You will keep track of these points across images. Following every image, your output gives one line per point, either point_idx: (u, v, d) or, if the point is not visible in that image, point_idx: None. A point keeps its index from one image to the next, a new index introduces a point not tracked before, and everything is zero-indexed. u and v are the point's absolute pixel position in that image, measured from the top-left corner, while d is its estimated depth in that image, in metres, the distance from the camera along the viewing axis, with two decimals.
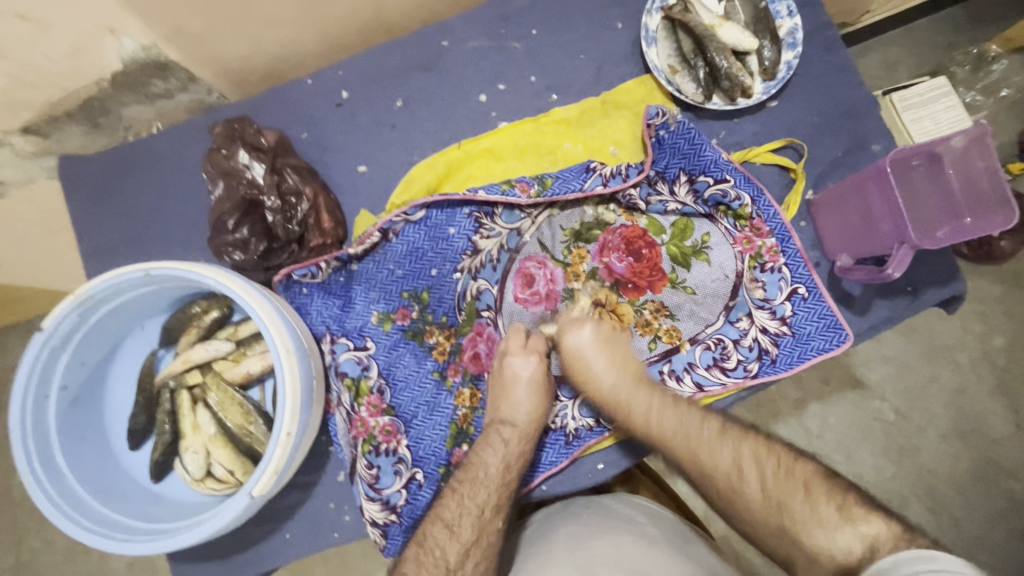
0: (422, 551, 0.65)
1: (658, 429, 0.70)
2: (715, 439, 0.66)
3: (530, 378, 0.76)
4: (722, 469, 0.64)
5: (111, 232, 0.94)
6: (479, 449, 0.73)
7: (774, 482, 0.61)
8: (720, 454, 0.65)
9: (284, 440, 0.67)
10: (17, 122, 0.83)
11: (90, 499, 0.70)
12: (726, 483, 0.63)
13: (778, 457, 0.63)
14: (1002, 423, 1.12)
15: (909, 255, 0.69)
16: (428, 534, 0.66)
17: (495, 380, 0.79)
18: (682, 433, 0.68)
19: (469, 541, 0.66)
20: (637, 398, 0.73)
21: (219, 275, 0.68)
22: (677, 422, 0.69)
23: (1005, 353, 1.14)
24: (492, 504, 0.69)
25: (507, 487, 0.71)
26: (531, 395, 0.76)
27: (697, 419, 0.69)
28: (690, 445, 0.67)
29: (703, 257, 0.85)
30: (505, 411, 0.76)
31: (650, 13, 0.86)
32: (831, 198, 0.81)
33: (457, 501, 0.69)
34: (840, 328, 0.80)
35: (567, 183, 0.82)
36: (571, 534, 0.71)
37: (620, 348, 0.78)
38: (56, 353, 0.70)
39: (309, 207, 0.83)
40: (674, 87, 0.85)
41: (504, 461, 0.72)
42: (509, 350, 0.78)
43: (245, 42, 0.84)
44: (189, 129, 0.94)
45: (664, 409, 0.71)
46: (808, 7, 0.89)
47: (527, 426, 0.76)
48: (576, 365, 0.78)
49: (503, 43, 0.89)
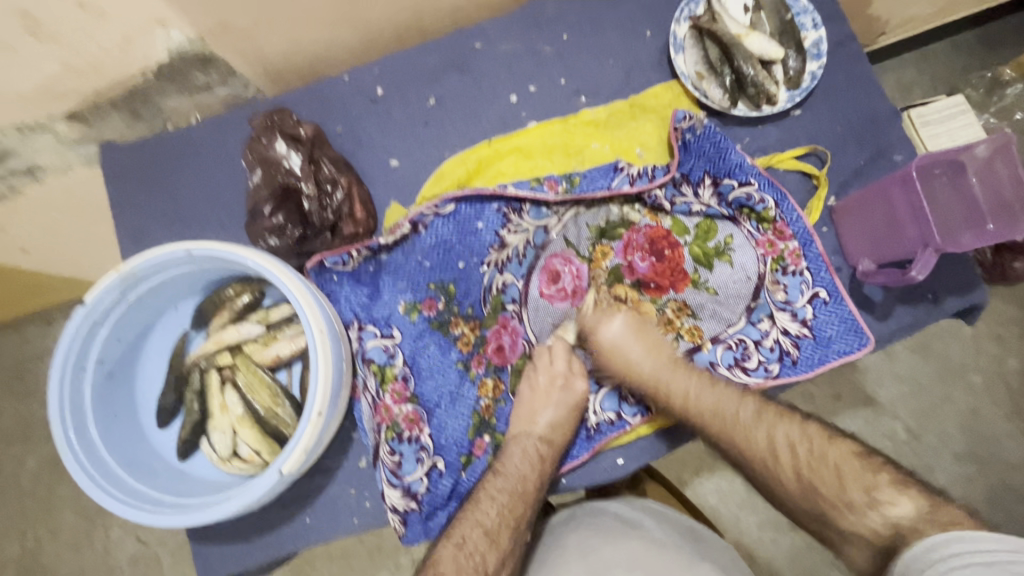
0: (461, 554, 0.64)
1: (696, 406, 0.73)
2: (753, 417, 0.69)
3: (565, 404, 0.79)
4: (761, 451, 0.66)
5: (146, 218, 0.97)
6: (511, 460, 0.75)
7: (810, 460, 0.63)
8: (759, 433, 0.67)
9: (315, 419, 0.69)
10: (64, 109, 0.86)
11: (120, 471, 0.72)
12: (764, 461, 0.66)
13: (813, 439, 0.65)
14: (1015, 446, 1.12)
15: (933, 259, 0.70)
16: (467, 536, 0.66)
17: (525, 399, 0.80)
18: (722, 415, 0.70)
19: (507, 549, 0.66)
20: (677, 376, 0.76)
21: (260, 258, 0.70)
22: (714, 399, 0.72)
23: (1018, 376, 1.14)
24: (526, 517, 0.69)
25: (539, 498, 0.72)
26: (565, 417, 0.79)
27: (735, 397, 0.72)
28: (727, 422, 0.69)
29: (726, 259, 0.86)
30: (540, 427, 0.78)
31: (678, 22, 0.89)
32: (854, 203, 0.82)
33: (496, 508, 0.69)
34: (860, 332, 0.81)
35: (594, 181, 0.85)
36: (582, 538, 0.72)
37: (651, 334, 0.81)
38: (95, 328, 0.72)
39: (344, 196, 0.85)
40: (701, 92, 0.88)
41: (540, 476, 0.74)
42: (540, 371, 0.81)
43: (286, 38, 0.87)
44: (225, 122, 0.97)
45: (701, 388, 0.74)
46: (832, 21, 0.91)
47: (561, 446, 0.78)
48: (612, 354, 0.80)
49: (534, 47, 0.92)
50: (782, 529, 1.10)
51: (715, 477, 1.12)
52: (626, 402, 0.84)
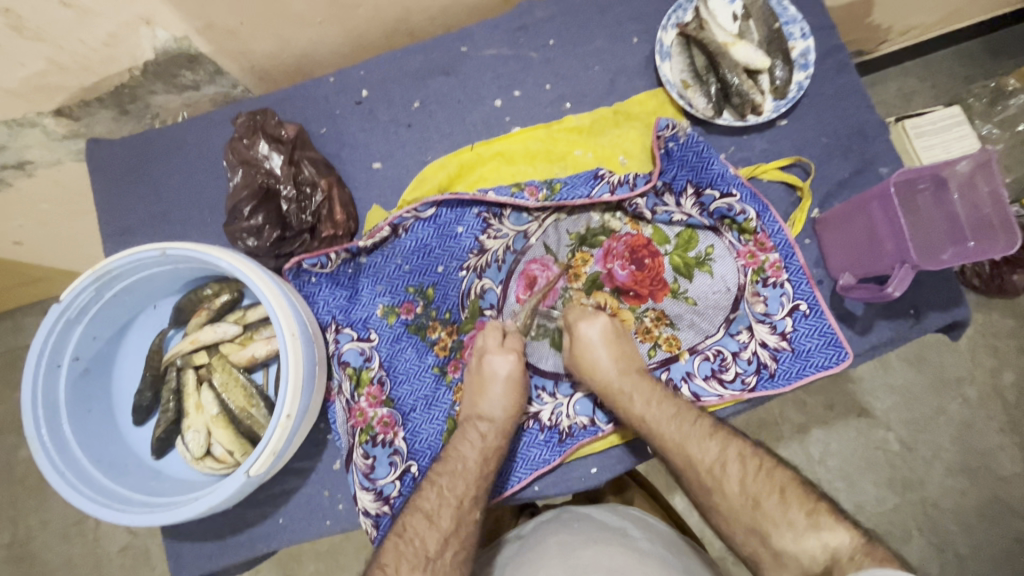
0: (401, 542, 0.65)
1: (653, 417, 0.72)
2: (707, 432, 0.69)
3: (506, 377, 0.78)
4: (707, 460, 0.67)
5: (131, 214, 0.97)
6: (456, 444, 0.75)
7: (755, 477, 0.64)
8: (708, 450, 0.67)
9: (284, 421, 0.69)
10: (50, 105, 0.86)
11: (92, 469, 0.72)
12: (707, 477, 0.66)
13: (761, 459, 0.66)
14: (1011, 460, 1.11)
15: (909, 276, 0.69)
16: (408, 525, 0.66)
17: (472, 375, 0.80)
18: (677, 427, 0.70)
19: (447, 531, 0.66)
20: (639, 387, 0.76)
21: (234, 259, 0.70)
22: (671, 415, 0.72)
23: (1014, 390, 1.13)
24: (470, 496, 0.70)
25: (484, 479, 0.72)
26: (507, 394, 0.78)
27: (694, 414, 0.72)
28: (682, 435, 0.70)
29: (706, 269, 0.86)
30: (482, 406, 0.77)
31: (665, 29, 0.88)
32: (836, 217, 0.81)
33: (436, 493, 0.69)
34: (840, 346, 0.80)
35: (575, 189, 0.84)
36: (563, 542, 0.72)
37: (627, 345, 0.80)
38: (70, 326, 0.73)
39: (323, 198, 0.85)
40: (685, 101, 0.87)
41: (481, 454, 0.74)
42: (486, 347, 0.80)
43: (272, 38, 0.87)
44: (212, 120, 0.97)
45: (662, 401, 0.74)
46: (821, 30, 0.90)
47: (505, 422, 0.77)
48: (582, 357, 0.79)
49: (521, 51, 0.92)
50: None
51: None
52: (600, 409, 0.84)
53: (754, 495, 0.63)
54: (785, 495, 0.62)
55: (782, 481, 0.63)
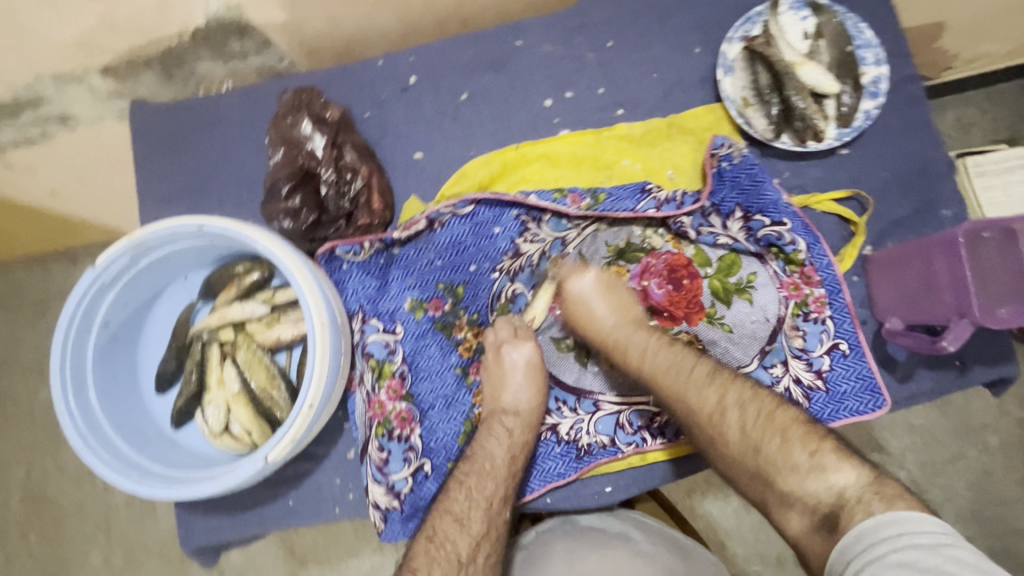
0: (432, 546, 0.65)
1: (650, 363, 0.71)
2: (704, 378, 0.68)
3: (526, 364, 0.78)
4: (706, 409, 0.66)
5: (169, 180, 0.97)
6: (482, 441, 0.74)
7: (755, 420, 0.62)
8: (705, 397, 0.66)
9: (306, 411, 0.69)
10: (98, 63, 0.85)
11: (113, 436, 0.73)
12: (709, 426, 0.65)
13: (762, 402, 0.64)
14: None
15: (966, 332, 0.67)
16: (438, 528, 0.66)
17: (490, 371, 0.79)
18: (672, 373, 0.69)
19: (478, 534, 0.66)
20: (635, 337, 0.75)
21: (270, 242, 0.69)
22: (670, 361, 0.70)
23: None
24: (500, 495, 0.70)
25: (512, 477, 0.72)
26: (527, 381, 0.77)
27: (690, 358, 0.70)
28: (680, 383, 0.68)
29: (746, 297, 0.83)
30: (506, 399, 0.77)
31: (730, 42, 0.84)
32: (890, 258, 0.77)
33: (466, 494, 0.69)
34: (878, 393, 0.77)
35: (620, 201, 0.81)
36: (568, 551, 0.75)
37: (623, 294, 0.80)
38: (103, 291, 0.73)
39: (363, 185, 0.84)
40: (744, 120, 0.83)
41: (509, 451, 0.73)
42: (501, 339, 0.80)
43: (324, 14, 0.85)
44: (258, 93, 0.96)
45: (658, 349, 0.72)
46: (896, 57, 0.86)
47: (530, 414, 0.76)
48: (577, 310, 0.79)
49: (577, 51, 0.89)
50: (769, 565, 1.08)
51: (705, 501, 1.09)
52: (622, 429, 0.82)
53: (755, 441, 0.61)
54: (787, 435, 0.60)
55: (785, 424, 0.61)
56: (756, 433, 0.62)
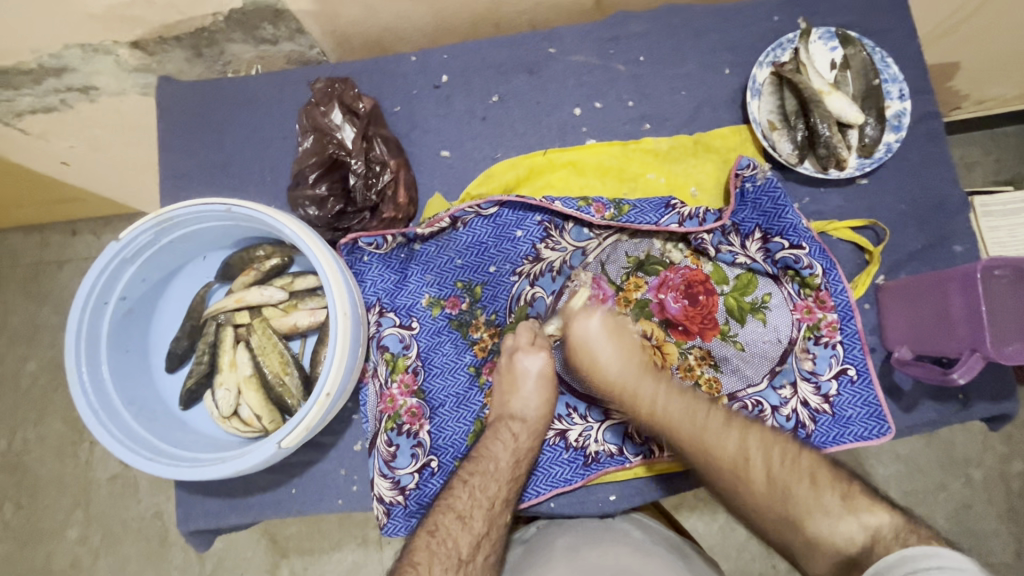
0: (433, 541, 0.64)
1: (663, 412, 0.73)
2: (722, 427, 0.69)
3: (539, 374, 0.77)
4: (729, 456, 0.67)
5: (191, 158, 0.96)
6: (488, 443, 0.74)
7: (781, 464, 0.64)
8: (726, 441, 0.68)
9: (323, 399, 0.68)
10: (129, 36, 0.85)
11: (124, 413, 0.72)
12: (732, 473, 0.66)
13: (782, 445, 0.66)
14: (1001, 548, 1.09)
15: (978, 365, 0.69)
16: (440, 524, 0.66)
17: (501, 374, 0.79)
18: (691, 420, 0.71)
19: (480, 533, 0.66)
20: (644, 382, 0.75)
21: (297, 228, 0.69)
22: (686, 407, 0.72)
23: (1019, 479, 1.11)
24: (502, 498, 0.70)
25: (515, 481, 0.72)
26: (536, 391, 0.77)
27: (704, 406, 0.72)
28: (698, 431, 0.69)
29: (759, 317, 0.84)
30: (515, 405, 0.77)
31: (761, 66, 0.86)
32: (903, 288, 0.79)
33: (468, 493, 0.68)
34: (883, 420, 0.78)
35: (643, 214, 0.83)
36: (569, 545, 0.72)
37: (626, 336, 0.79)
38: (123, 265, 0.72)
39: (390, 178, 0.84)
40: (770, 143, 0.85)
41: (513, 455, 0.74)
42: (518, 346, 0.79)
43: (362, 6, 0.85)
44: (286, 78, 0.96)
45: (670, 395, 0.74)
46: (918, 94, 0.88)
47: (536, 423, 0.77)
48: (583, 355, 0.78)
49: (609, 63, 0.90)
50: None
51: (690, 516, 1.10)
52: (630, 439, 0.83)
53: (783, 482, 0.63)
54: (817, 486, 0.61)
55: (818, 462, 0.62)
56: (784, 477, 0.63)
